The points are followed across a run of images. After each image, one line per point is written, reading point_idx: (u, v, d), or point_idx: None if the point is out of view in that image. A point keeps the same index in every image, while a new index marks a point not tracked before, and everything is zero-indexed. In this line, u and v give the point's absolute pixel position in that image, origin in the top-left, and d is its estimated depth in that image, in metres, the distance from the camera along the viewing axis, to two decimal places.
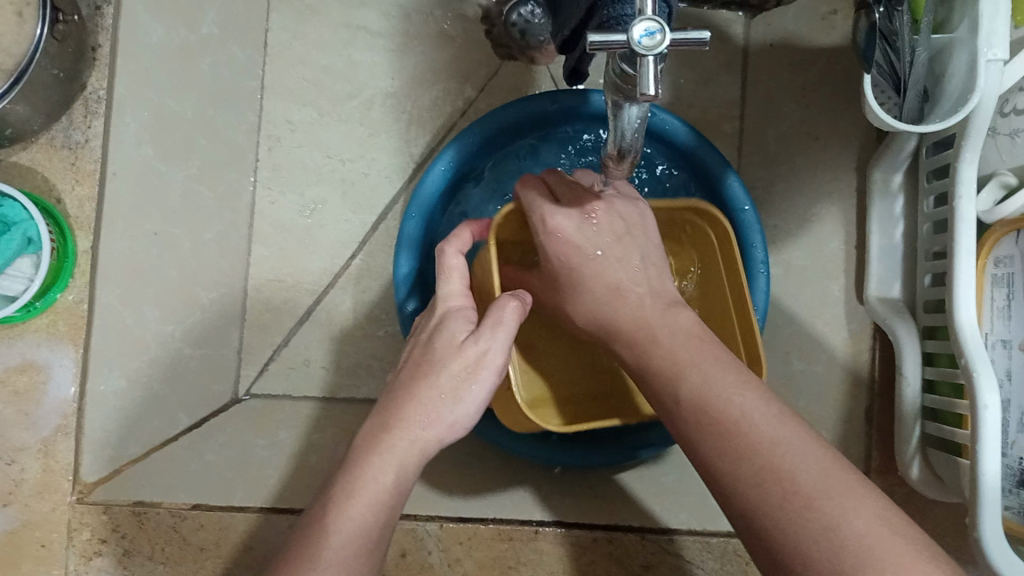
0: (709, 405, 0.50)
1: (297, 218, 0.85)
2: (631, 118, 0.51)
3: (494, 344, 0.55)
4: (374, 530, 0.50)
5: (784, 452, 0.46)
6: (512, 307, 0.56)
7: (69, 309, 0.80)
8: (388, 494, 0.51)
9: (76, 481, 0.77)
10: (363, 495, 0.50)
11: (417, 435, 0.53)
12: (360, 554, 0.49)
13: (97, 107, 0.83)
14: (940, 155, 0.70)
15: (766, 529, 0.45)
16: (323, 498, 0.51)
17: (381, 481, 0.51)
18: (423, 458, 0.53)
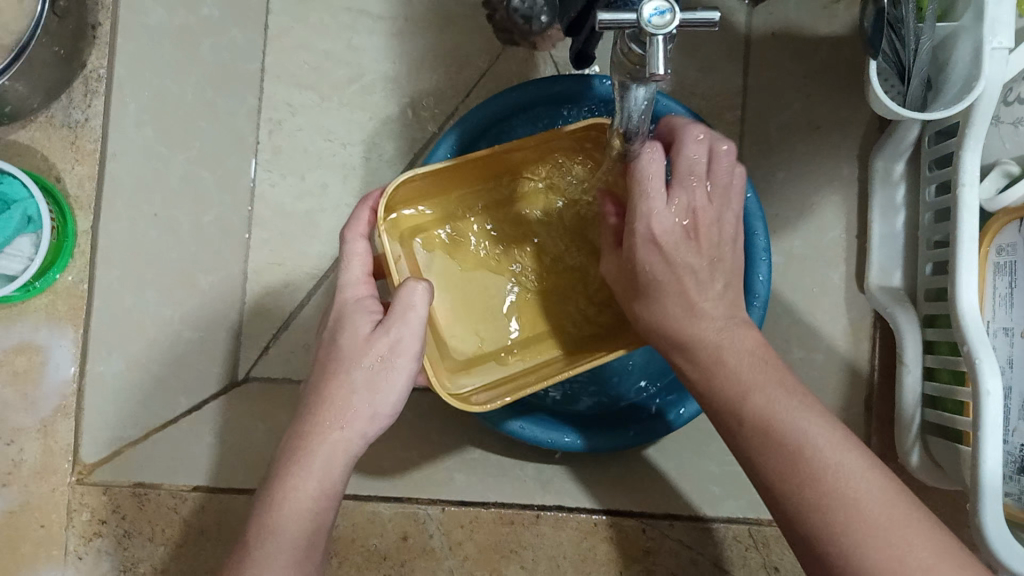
0: (735, 394, 0.53)
1: (297, 203, 0.85)
2: (637, 100, 0.51)
3: (404, 334, 0.54)
4: (306, 533, 0.52)
5: (810, 442, 0.49)
6: (412, 292, 0.54)
7: (68, 290, 0.79)
8: (317, 499, 0.53)
9: (75, 462, 0.77)
10: (286, 508, 0.52)
11: (336, 437, 0.54)
12: (297, 553, 0.52)
13: (97, 86, 0.82)
14: (943, 144, 0.70)
15: (796, 513, 0.48)
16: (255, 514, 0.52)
17: (307, 489, 0.53)
18: (350, 454, 0.54)
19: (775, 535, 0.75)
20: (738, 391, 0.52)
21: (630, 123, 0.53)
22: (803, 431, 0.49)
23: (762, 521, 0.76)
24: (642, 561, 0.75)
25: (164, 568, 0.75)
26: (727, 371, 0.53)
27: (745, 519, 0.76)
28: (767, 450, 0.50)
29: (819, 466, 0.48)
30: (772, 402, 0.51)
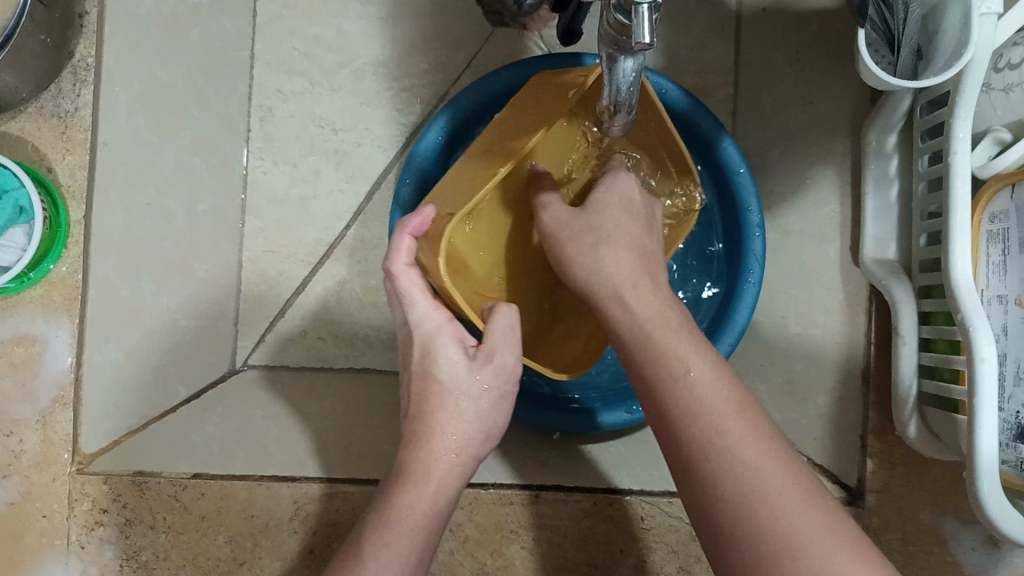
0: (676, 393, 0.53)
1: (291, 189, 0.85)
2: (626, 71, 0.52)
3: (500, 354, 0.62)
4: (425, 543, 0.58)
5: (742, 451, 0.50)
6: (504, 315, 0.63)
7: (63, 280, 0.79)
8: (434, 515, 0.59)
9: (74, 453, 0.77)
10: (409, 519, 0.58)
11: (444, 458, 0.61)
12: (410, 559, 0.56)
13: (86, 75, 0.82)
14: (935, 113, 0.70)
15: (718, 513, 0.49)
16: (370, 527, 0.57)
17: (422, 504, 0.59)
18: (464, 474, 0.63)
19: None
20: (675, 386, 0.54)
21: (619, 95, 0.54)
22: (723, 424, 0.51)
23: None
24: (642, 538, 0.75)
25: (167, 555, 0.75)
26: (667, 367, 0.55)
27: None
28: (698, 449, 0.51)
29: (739, 477, 0.49)
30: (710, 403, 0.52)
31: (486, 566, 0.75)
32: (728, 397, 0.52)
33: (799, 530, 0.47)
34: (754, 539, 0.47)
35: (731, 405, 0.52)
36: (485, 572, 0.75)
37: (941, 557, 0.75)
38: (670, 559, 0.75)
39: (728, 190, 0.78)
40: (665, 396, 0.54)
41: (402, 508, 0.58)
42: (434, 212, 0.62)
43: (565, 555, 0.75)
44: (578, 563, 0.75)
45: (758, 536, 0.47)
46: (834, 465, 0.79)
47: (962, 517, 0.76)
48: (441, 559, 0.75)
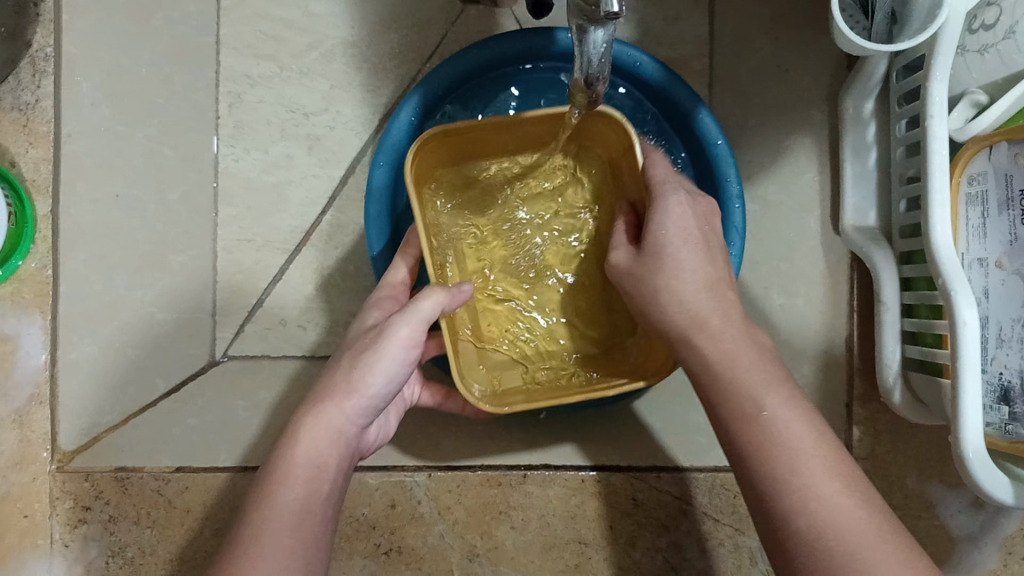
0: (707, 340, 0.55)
1: (263, 175, 0.83)
2: (597, 43, 0.51)
3: (400, 324, 0.57)
4: (311, 498, 0.53)
5: (755, 383, 0.53)
6: (432, 297, 0.57)
7: (33, 277, 0.77)
8: (316, 470, 0.54)
9: (54, 450, 0.76)
10: (291, 478, 0.53)
11: (322, 416, 0.55)
12: (286, 527, 0.51)
13: (47, 66, 0.79)
14: (911, 78, 0.70)
15: (742, 437, 0.52)
16: (255, 488, 0.53)
17: (308, 460, 0.53)
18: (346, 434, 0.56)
19: None
20: (752, 432, 0.52)
21: (590, 68, 0.52)
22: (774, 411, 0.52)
23: None
24: (632, 514, 0.75)
25: (153, 551, 0.74)
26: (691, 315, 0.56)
27: None
28: (729, 384, 0.54)
29: (772, 410, 0.52)
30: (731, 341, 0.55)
31: (477, 548, 0.75)
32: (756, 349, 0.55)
33: (812, 466, 0.50)
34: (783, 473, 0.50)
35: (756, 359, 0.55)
36: (476, 554, 0.75)
37: (928, 521, 0.76)
38: (660, 534, 0.75)
39: (706, 163, 0.77)
40: (705, 340, 0.55)
41: (286, 468, 0.53)
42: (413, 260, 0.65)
43: (555, 533, 0.75)
44: (569, 541, 0.75)
45: (783, 473, 0.50)
46: None
47: (947, 482, 0.77)
48: (432, 544, 0.75)
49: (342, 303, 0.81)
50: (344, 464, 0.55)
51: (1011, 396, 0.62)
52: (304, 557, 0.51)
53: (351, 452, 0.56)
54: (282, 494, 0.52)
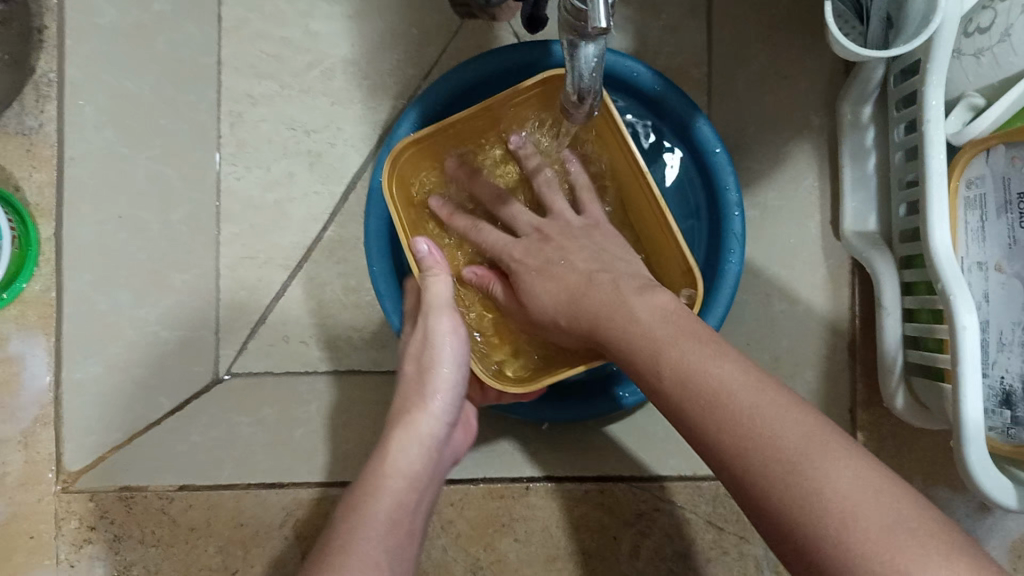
0: (723, 411, 0.47)
1: (265, 194, 0.85)
2: (588, 57, 0.51)
3: (437, 317, 0.63)
4: (402, 506, 0.57)
5: (786, 443, 0.44)
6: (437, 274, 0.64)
7: (37, 299, 0.78)
8: (406, 477, 0.58)
9: (59, 471, 0.76)
10: (385, 484, 0.57)
11: (410, 425, 0.60)
12: (383, 530, 0.55)
13: (49, 91, 0.80)
14: (907, 82, 0.70)
15: (788, 521, 0.43)
16: (349, 495, 0.58)
17: (400, 466, 0.58)
18: (427, 438, 0.60)
19: None
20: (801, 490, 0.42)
21: (582, 81, 0.53)
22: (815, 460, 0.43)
23: None
24: (635, 524, 0.75)
25: (158, 569, 0.75)
26: (694, 364, 0.50)
27: None
28: (753, 437, 0.45)
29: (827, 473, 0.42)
30: (748, 394, 0.47)
31: (480, 561, 0.74)
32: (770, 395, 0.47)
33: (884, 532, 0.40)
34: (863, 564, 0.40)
35: (779, 406, 0.46)
36: (479, 567, 0.74)
37: None
38: (665, 544, 0.75)
39: (706, 172, 0.77)
40: (712, 399, 0.48)
41: (384, 472, 0.58)
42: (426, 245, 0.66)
43: (558, 545, 0.75)
44: (572, 553, 0.74)
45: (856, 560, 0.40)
46: None
47: (952, 485, 0.76)
48: (435, 557, 0.74)
49: (344, 318, 0.82)
50: (427, 467, 0.60)
51: (1013, 401, 0.62)
52: (389, 564, 0.54)
53: (439, 457, 0.61)
54: (380, 499, 0.56)
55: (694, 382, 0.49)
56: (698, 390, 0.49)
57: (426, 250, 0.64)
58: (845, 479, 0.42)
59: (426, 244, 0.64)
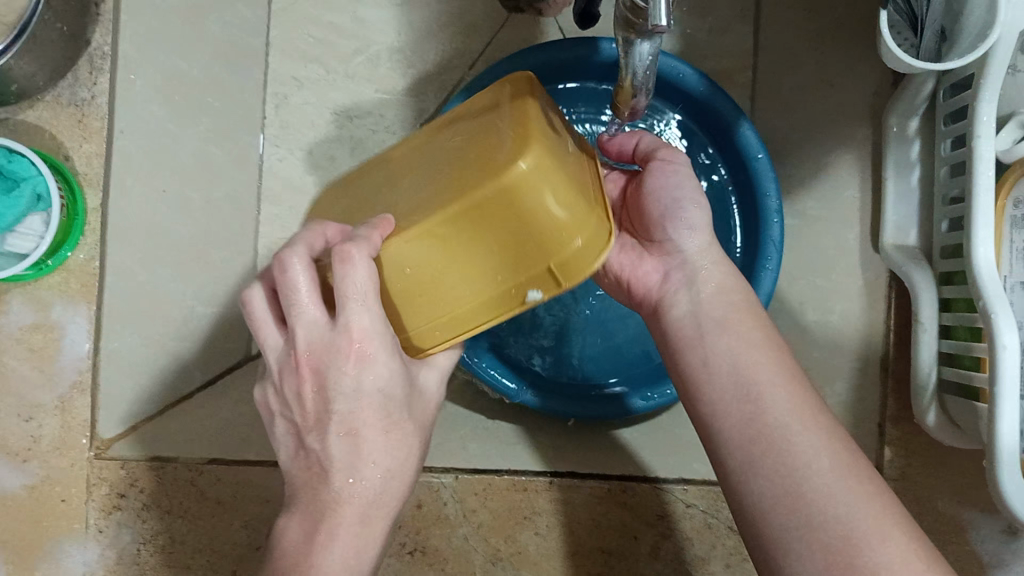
0: (750, 396, 0.49)
1: (306, 175, 0.85)
2: (642, 55, 0.50)
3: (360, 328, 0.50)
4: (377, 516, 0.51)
5: (799, 441, 0.47)
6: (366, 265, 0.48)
7: (81, 267, 0.79)
8: (368, 474, 0.50)
9: (93, 437, 0.77)
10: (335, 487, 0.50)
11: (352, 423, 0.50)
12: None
13: (103, 64, 0.81)
14: (958, 97, 0.69)
15: (772, 498, 0.46)
16: (308, 508, 0.50)
17: (351, 476, 0.50)
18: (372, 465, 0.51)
19: None
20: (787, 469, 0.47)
21: (636, 78, 0.52)
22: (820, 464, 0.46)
23: None
24: (656, 525, 0.75)
25: (184, 540, 0.76)
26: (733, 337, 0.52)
27: None
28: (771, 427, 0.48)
29: (813, 446, 0.47)
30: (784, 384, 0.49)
31: (500, 552, 0.75)
32: (796, 395, 0.49)
33: (844, 498, 0.45)
34: (829, 533, 0.44)
35: (794, 399, 0.49)
36: (498, 558, 0.75)
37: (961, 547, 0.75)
38: (684, 547, 0.75)
39: (747, 177, 0.77)
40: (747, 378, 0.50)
41: (338, 460, 0.50)
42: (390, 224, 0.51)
43: (578, 541, 0.75)
44: (592, 549, 0.75)
45: (831, 535, 0.44)
46: None
47: (982, 507, 0.76)
48: (456, 545, 0.75)
49: None
50: (395, 475, 0.51)
51: None
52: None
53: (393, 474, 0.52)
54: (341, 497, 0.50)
55: (740, 369, 0.50)
56: (727, 366, 0.51)
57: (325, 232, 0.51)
58: (844, 482, 0.45)
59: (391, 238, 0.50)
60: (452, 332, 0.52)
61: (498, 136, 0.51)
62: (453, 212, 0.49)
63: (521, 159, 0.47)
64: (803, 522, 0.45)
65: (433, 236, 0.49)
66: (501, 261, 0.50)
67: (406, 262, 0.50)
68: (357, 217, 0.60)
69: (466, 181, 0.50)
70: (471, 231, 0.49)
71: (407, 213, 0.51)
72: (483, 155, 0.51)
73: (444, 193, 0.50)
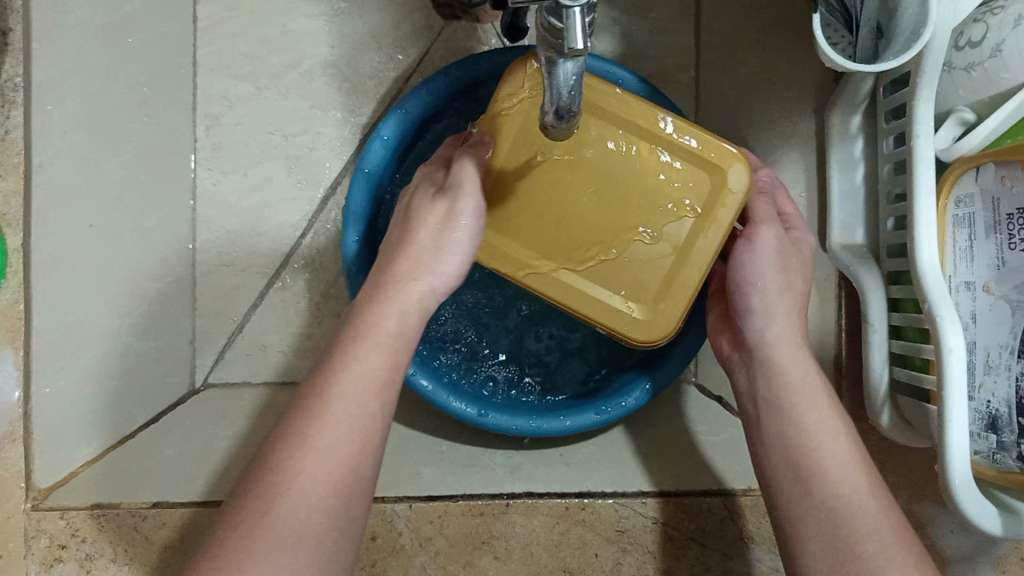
0: (799, 437, 0.55)
1: (243, 201, 0.82)
2: (567, 74, 0.46)
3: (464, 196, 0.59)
4: (364, 431, 0.51)
5: (844, 485, 0.52)
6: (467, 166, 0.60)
7: (4, 310, 0.76)
8: (374, 374, 0.52)
9: (28, 488, 0.74)
10: (364, 349, 0.53)
11: (409, 291, 0.57)
12: (329, 510, 0.48)
13: (15, 96, 0.78)
14: (897, 94, 0.68)
15: (790, 489, 0.54)
16: (301, 400, 0.51)
17: (386, 330, 0.55)
18: (384, 411, 0.52)
19: (752, 505, 0.74)
20: (800, 463, 0.54)
21: (561, 101, 0.47)
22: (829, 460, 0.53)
23: (739, 491, 0.75)
24: (617, 541, 0.74)
25: None
26: (798, 380, 0.57)
27: (720, 490, 0.75)
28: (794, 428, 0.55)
29: (852, 488, 0.52)
30: (836, 428, 0.55)
31: None
32: (824, 400, 0.56)
33: (880, 538, 0.50)
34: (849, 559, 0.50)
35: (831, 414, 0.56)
36: None
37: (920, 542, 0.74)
38: (646, 561, 0.74)
39: None
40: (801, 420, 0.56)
41: (363, 334, 0.54)
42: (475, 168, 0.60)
43: (539, 562, 0.74)
44: (554, 569, 0.74)
45: (855, 561, 0.49)
46: None
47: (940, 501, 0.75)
48: (414, 575, 0.73)
49: (322, 327, 0.80)
50: (398, 370, 0.54)
51: (998, 425, 0.60)
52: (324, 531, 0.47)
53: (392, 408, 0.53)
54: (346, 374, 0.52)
55: (800, 422, 0.55)
56: (788, 413, 0.56)
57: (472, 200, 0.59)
58: (874, 522, 0.51)
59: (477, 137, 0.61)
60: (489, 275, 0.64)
61: (677, 182, 0.62)
62: (592, 283, 0.63)
63: (641, 301, 0.63)
64: (833, 548, 0.50)
65: (551, 290, 0.62)
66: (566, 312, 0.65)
67: (552, 284, 0.62)
68: (578, 141, 0.62)
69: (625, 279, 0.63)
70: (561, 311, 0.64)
71: (597, 233, 0.62)
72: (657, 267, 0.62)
73: (622, 229, 0.62)
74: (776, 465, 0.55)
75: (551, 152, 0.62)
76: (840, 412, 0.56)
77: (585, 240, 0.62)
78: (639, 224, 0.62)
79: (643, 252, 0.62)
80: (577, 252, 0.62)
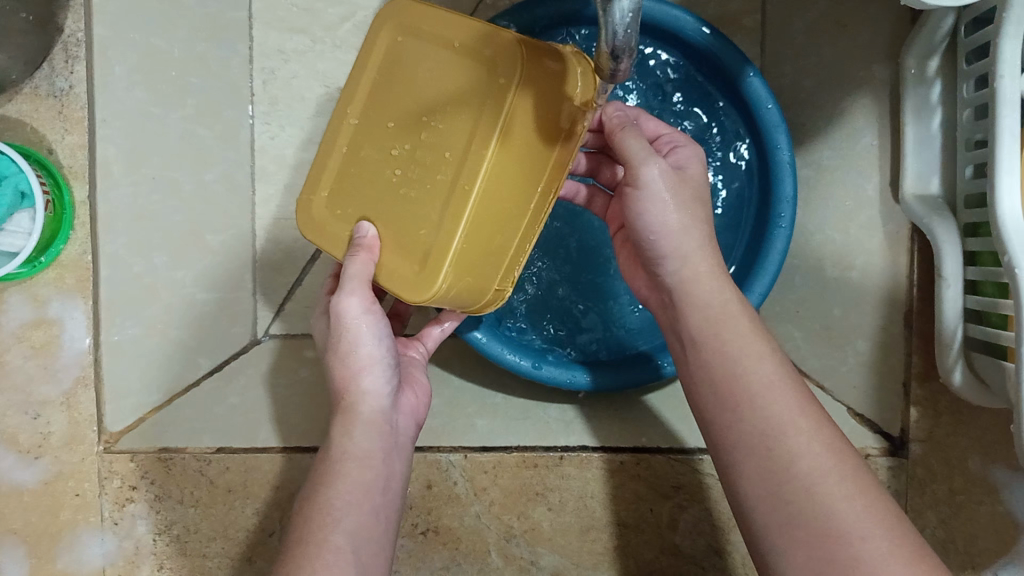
0: (767, 454, 0.49)
1: (301, 152, 0.84)
2: (622, 11, 0.43)
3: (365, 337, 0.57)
4: (358, 534, 0.52)
5: (800, 460, 0.47)
6: (355, 243, 0.54)
7: (75, 262, 0.78)
8: (363, 485, 0.54)
9: (99, 432, 0.77)
10: (342, 470, 0.55)
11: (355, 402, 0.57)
12: None
13: (78, 51, 0.78)
14: (980, 32, 0.64)
15: (772, 521, 0.47)
16: (295, 525, 0.52)
17: (355, 450, 0.56)
18: (375, 510, 0.54)
19: None
20: (790, 486, 0.47)
21: (615, 39, 0.45)
22: (805, 465, 0.47)
23: None
24: (673, 497, 0.73)
25: (198, 528, 0.76)
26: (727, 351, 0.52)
27: None
28: (762, 444, 0.49)
29: (798, 456, 0.47)
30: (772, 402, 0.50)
31: (514, 529, 0.74)
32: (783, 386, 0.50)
33: (846, 509, 0.46)
34: (822, 543, 0.45)
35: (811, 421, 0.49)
36: (513, 535, 0.74)
37: (991, 508, 0.71)
38: (703, 519, 0.73)
39: (757, 130, 0.72)
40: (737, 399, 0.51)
41: (337, 463, 0.55)
42: (371, 228, 0.54)
43: (594, 516, 0.74)
44: (608, 524, 0.73)
45: (824, 541, 0.45)
46: (876, 416, 0.75)
47: (1012, 464, 0.71)
48: (469, 524, 0.74)
49: None
50: (376, 483, 0.55)
51: None
52: None
53: (379, 513, 0.55)
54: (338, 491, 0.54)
55: None
56: (756, 427, 0.49)
57: (365, 235, 0.54)
58: (839, 488, 0.46)
59: (361, 229, 0.54)
60: (471, 305, 0.58)
61: (442, 77, 0.52)
62: (511, 201, 0.53)
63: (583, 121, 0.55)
64: (803, 527, 0.46)
65: (462, 215, 0.51)
66: (513, 226, 0.54)
67: (452, 228, 0.51)
68: (376, 108, 0.54)
69: (511, 158, 0.51)
70: (511, 233, 0.54)
71: (402, 188, 0.53)
72: (529, 122, 0.51)
73: (440, 169, 0.52)
74: (742, 461, 0.50)
75: (365, 157, 0.55)
76: (813, 414, 0.49)
77: (420, 208, 0.52)
78: (445, 145, 0.51)
79: (459, 168, 0.51)
80: (415, 213, 0.53)
